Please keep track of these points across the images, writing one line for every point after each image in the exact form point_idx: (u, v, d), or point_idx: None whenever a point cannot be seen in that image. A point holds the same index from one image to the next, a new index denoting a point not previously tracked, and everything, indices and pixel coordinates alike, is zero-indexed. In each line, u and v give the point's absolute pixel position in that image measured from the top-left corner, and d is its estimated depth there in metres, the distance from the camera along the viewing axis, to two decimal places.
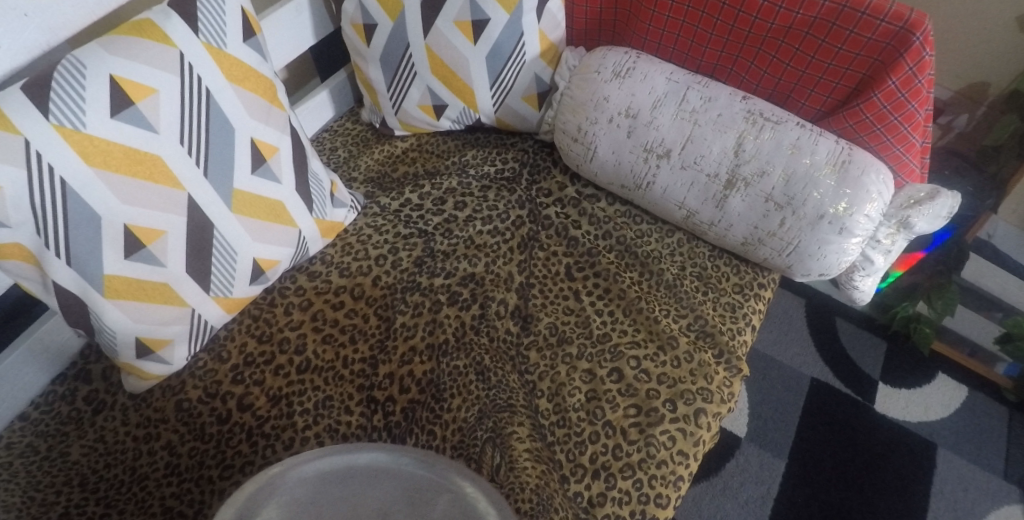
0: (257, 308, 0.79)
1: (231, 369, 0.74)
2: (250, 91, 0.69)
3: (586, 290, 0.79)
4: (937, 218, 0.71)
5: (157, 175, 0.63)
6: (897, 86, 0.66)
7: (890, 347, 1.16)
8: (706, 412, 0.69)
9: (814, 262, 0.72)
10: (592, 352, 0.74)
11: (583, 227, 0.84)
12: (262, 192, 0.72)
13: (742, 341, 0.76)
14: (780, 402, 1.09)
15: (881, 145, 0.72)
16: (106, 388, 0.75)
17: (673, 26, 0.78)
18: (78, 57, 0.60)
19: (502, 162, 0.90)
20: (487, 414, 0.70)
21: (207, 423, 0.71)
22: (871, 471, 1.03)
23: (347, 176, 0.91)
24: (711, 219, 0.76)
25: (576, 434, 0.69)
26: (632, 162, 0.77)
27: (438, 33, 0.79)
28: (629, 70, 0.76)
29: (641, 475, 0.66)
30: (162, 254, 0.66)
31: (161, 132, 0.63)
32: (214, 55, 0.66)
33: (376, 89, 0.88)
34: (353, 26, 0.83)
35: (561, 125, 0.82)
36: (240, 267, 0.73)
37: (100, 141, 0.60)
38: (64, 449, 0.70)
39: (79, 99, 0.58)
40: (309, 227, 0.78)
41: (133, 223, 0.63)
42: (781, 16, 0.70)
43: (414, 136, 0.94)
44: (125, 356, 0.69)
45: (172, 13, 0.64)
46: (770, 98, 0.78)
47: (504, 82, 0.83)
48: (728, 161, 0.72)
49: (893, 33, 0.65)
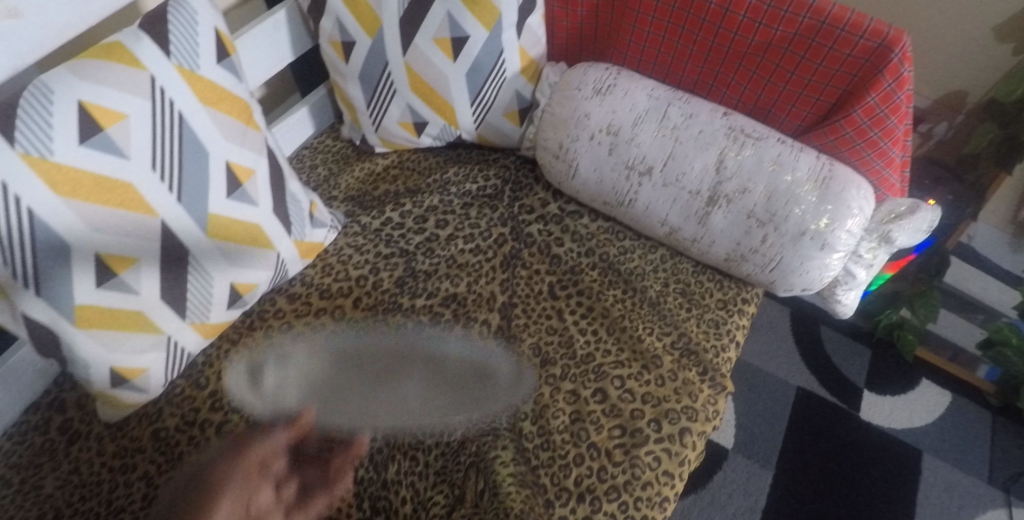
0: (236, 332, 0.78)
1: (209, 395, 0.73)
2: (224, 113, 0.68)
3: (569, 309, 0.78)
4: (918, 232, 0.71)
5: (128, 202, 0.62)
6: (877, 101, 0.66)
7: (873, 354, 1.16)
8: (691, 431, 0.69)
9: (797, 278, 0.72)
10: (575, 373, 0.74)
11: (566, 243, 0.83)
12: (238, 215, 0.70)
13: (726, 358, 0.76)
14: (767, 412, 1.09)
15: (862, 160, 0.72)
16: (82, 417, 0.73)
17: (654, 41, 0.78)
18: (45, 81, 0.58)
19: (484, 179, 0.89)
20: (471, 438, 0.69)
21: (184, 452, 0.70)
22: (858, 479, 1.03)
23: (327, 194, 0.89)
24: (694, 235, 0.75)
25: (561, 457, 0.68)
26: (613, 180, 0.76)
27: (417, 50, 0.78)
28: (610, 87, 0.76)
29: (626, 497, 0.65)
30: (135, 282, 0.65)
31: (131, 158, 0.61)
32: (187, 77, 0.65)
33: (356, 106, 0.87)
34: (330, 42, 0.82)
35: (542, 141, 0.81)
36: (217, 291, 0.71)
37: (69, 169, 0.58)
38: (38, 481, 0.68)
39: (46, 126, 0.57)
40: (288, 248, 0.77)
41: (105, 251, 0.61)
42: (761, 32, 0.69)
43: (395, 152, 0.93)
44: (99, 386, 0.67)
45: (143, 34, 0.63)
46: (751, 113, 0.77)
47: (485, 99, 0.82)
48: (709, 178, 0.71)
49: (872, 50, 0.65)
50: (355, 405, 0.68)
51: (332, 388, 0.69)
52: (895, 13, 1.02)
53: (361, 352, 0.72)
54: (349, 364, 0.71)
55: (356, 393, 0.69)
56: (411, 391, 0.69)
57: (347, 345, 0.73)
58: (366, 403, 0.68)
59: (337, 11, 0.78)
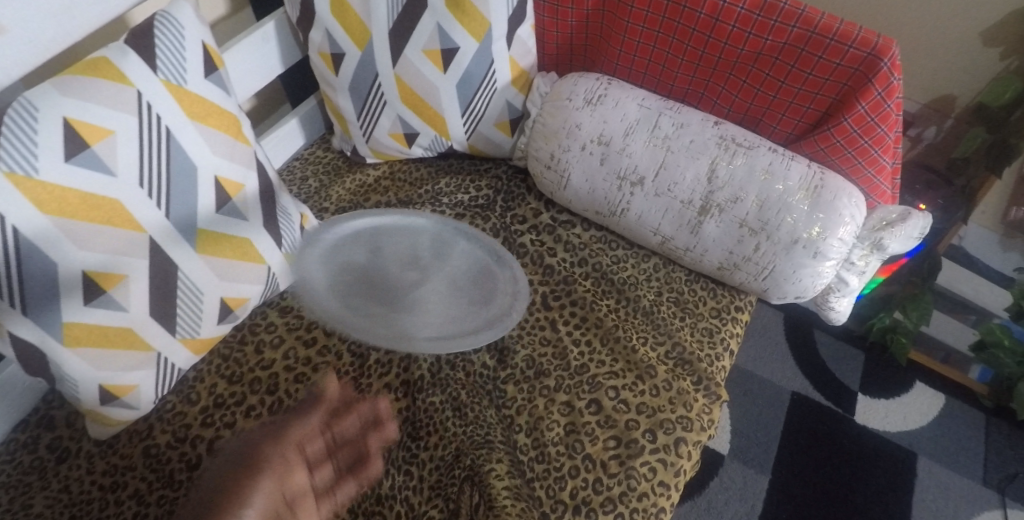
0: (227, 347, 0.77)
1: (200, 411, 0.72)
2: (213, 127, 0.68)
3: (563, 320, 0.78)
4: (909, 239, 0.71)
5: (115, 218, 0.61)
6: (867, 110, 0.67)
7: (867, 357, 1.17)
8: (686, 440, 0.69)
9: (790, 286, 0.72)
10: (569, 384, 0.73)
11: (559, 253, 0.83)
12: (227, 230, 0.70)
13: (721, 366, 0.76)
14: (763, 417, 1.09)
15: (852, 168, 0.72)
16: (70, 434, 0.72)
17: (644, 51, 0.78)
18: (29, 97, 0.57)
19: (476, 190, 0.89)
20: (464, 452, 0.69)
21: (175, 469, 0.69)
22: (854, 483, 1.03)
23: (318, 206, 0.88)
24: (686, 244, 0.75)
25: (556, 469, 0.68)
26: (605, 189, 0.76)
27: (407, 62, 0.78)
28: (600, 97, 0.76)
29: (622, 508, 0.65)
30: (124, 299, 0.64)
31: (118, 174, 0.61)
32: (174, 92, 0.64)
33: (346, 117, 0.86)
34: (319, 54, 0.81)
35: (534, 152, 0.81)
36: (207, 306, 0.71)
37: (55, 187, 0.57)
38: (27, 501, 0.66)
39: (30, 143, 0.56)
40: (279, 262, 0.76)
41: (92, 269, 0.61)
42: (751, 41, 0.69)
43: (386, 163, 0.93)
44: (88, 405, 0.66)
45: (129, 49, 0.62)
46: (742, 122, 0.78)
47: (476, 110, 0.82)
48: (701, 188, 0.71)
49: (861, 59, 0.65)
50: (371, 312, 0.75)
51: (354, 293, 0.77)
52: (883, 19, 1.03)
53: (379, 264, 0.80)
54: (368, 277, 0.79)
55: (373, 304, 0.76)
56: (427, 303, 0.77)
57: (364, 262, 0.80)
58: (382, 314, 0.75)
59: (326, 23, 0.78)
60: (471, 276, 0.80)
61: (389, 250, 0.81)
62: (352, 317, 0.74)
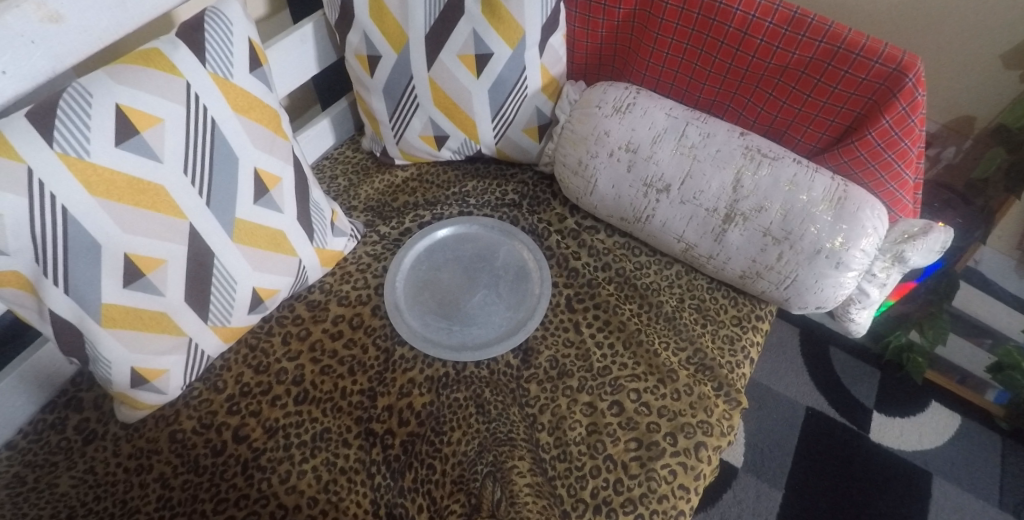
0: (255, 337, 0.78)
1: (226, 399, 0.73)
2: (255, 120, 0.69)
3: (586, 322, 0.80)
4: (932, 252, 0.71)
5: (160, 204, 0.63)
6: (891, 124, 0.68)
7: (883, 376, 1.15)
8: (706, 445, 0.69)
9: (812, 295, 0.72)
10: (592, 385, 0.74)
11: (583, 258, 0.85)
12: (265, 221, 0.71)
13: (741, 374, 0.76)
14: (777, 431, 1.10)
15: (875, 181, 0.74)
16: (98, 417, 0.73)
17: (672, 63, 0.80)
18: (84, 84, 0.59)
19: (502, 194, 0.91)
20: (487, 448, 0.71)
21: (201, 454, 0.70)
22: (867, 502, 1.03)
23: (346, 204, 0.91)
24: (710, 252, 0.76)
25: (576, 468, 0.69)
26: (631, 196, 0.78)
27: (441, 65, 0.80)
28: (629, 106, 0.78)
29: (642, 509, 0.66)
30: (161, 283, 0.65)
31: (164, 161, 0.62)
32: (221, 85, 0.66)
33: (379, 118, 0.89)
34: (356, 56, 0.83)
35: (560, 157, 0.83)
36: (240, 296, 0.72)
37: (104, 170, 0.59)
38: (52, 480, 0.68)
39: (84, 127, 0.58)
40: (310, 256, 0.78)
41: (134, 252, 0.62)
42: (778, 55, 0.71)
43: (415, 165, 0.95)
44: (119, 386, 0.67)
45: (180, 42, 0.64)
46: (767, 133, 0.80)
47: (505, 115, 0.85)
48: (726, 196, 0.73)
49: (887, 74, 0.66)
50: (431, 324, 0.80)
51: (427, 303, 0.82)
52: (906, 26, 0.94)
53: (439, 274, 0.85)
54: (432, 289, 0.84)
55: (435, 317, 0.81)
56: (481, 311, 0.82)
57: (425, 275, 0.85)
58: (441, 325, 0.80)
59: (365, 26, 0.80)
60: (512, 278, 0.84)
61: (459, 259, 0.86)
62: (423, 334, 0.79)
